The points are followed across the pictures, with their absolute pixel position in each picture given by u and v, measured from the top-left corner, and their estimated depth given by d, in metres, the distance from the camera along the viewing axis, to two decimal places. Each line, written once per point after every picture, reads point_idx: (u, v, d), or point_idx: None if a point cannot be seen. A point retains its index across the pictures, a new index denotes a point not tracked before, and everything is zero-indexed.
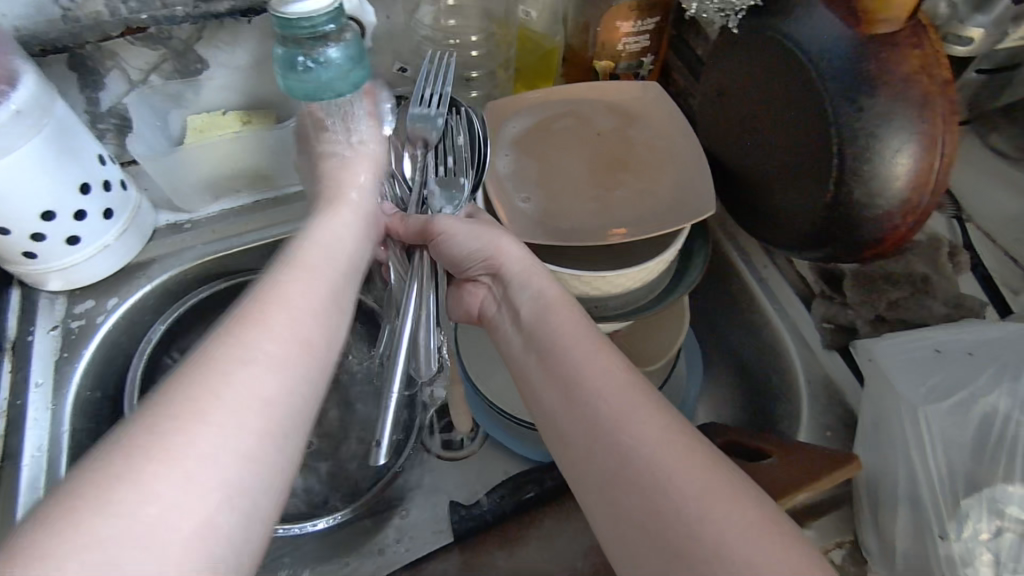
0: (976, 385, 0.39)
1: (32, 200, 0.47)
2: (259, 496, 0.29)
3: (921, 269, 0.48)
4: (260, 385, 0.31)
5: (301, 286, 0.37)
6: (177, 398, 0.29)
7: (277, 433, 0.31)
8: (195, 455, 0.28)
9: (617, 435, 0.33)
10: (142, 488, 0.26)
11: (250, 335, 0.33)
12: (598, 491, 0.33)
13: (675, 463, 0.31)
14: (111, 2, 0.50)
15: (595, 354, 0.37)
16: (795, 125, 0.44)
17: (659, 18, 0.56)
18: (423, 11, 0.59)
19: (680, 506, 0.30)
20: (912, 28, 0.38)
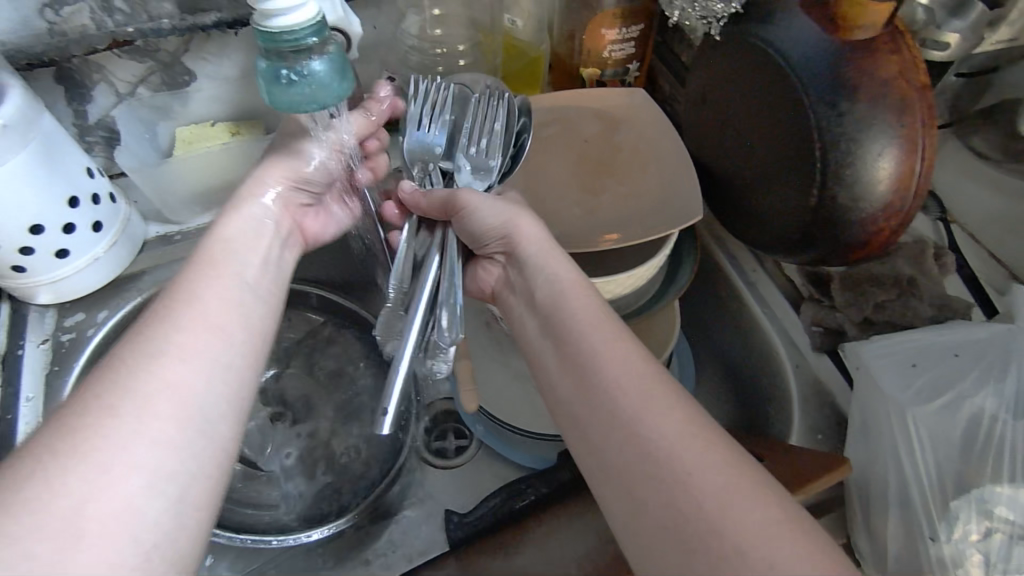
0: (963, 386, 0.40)
1: (18, 213, 0.47)
2: (184, 479, 0.31)
3: (906, 271, 0.49)
4: (181, 376, 0.33)
5: (213, 280, 0.38)
6: (98, 391, 0.31)
7: (196, 418, 0.32)
8: (127, 448, 0.30)
9: (630, 421, 0.34)
10: (56, 481, 0.28)
11: (156, 331, 0.34)
12: (610, 473, 0.34)
13: (695, 457, 0.31)
14: (97, 15, 0.50)
15: (612, 344, 0.37)
16: (776, 127, 0.44)
17: (644, 25, 0.57)
18: (410, 21, 0.59)
19: (700, 502, 0.30)
20: (888, 34, 0.39)
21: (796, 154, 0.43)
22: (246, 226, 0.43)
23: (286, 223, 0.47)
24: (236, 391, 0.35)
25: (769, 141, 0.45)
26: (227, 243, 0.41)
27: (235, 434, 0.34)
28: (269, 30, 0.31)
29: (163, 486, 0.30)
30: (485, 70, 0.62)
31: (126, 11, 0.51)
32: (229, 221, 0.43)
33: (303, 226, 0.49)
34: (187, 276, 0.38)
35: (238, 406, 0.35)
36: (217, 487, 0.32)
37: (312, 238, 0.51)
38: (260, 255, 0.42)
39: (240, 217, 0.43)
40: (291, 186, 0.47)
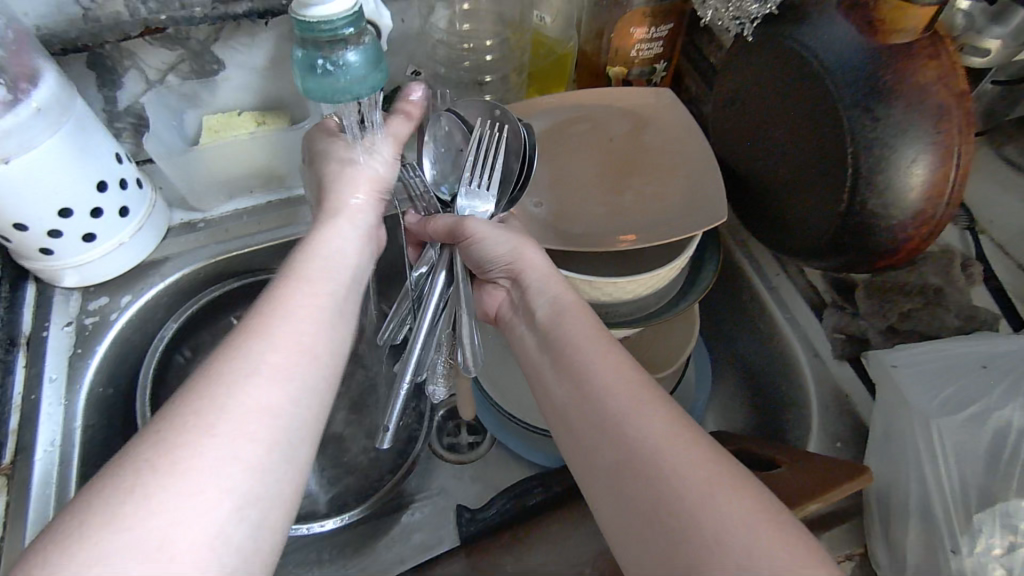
0: (989, 399, 0.39)
1: (48, 196, 0.48)
2: (271, 501, 0.30)
3: (933, 282, 0.48)
4: (268, 395, 0.32)
5: (304, 293, 0.38)
6: (191, 405, 0.31)
7: (284, 438, 0.32)
8: (219, 466, 0.29)
9: (623, 434, 0.32)
10: (150, 499, 0.27)
11: (253, 344, 0.34)
12: (604, 487, 0.32)
13: (682, 455, 0.30)
14: (131, 2, 0.51)
15: (603, 348, 0.36)
16: (809, 127, 0.43)
17: (673, 25, 0.57)
18: (438, 15, 0.59)
19: (683, 497, 0.29)
20: (926, 39, 0.38)
21: (831, 159, 0.42)
22: (330, 242, 0.43)
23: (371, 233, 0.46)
24: (315, 414, 0.34)
25: (803, 142, 0.44)
26: (318, 259, 0.41)
27: (310, 459, 0.33)
28: (304, 19, 0.31)
29: (248, 510, 0.29)
30: (511, 67, 0.62)
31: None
32: (318, 236, 0.43)
33: (378, 235, 0.48)
34: (277, 291, 0.38)
35: (315, 427, 0.34)
36: (293, 508, 0.32)
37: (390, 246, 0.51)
38: (347, 274, 0.41)
39: (327, 236, 0.43)
40: (372, 195, 0.47)
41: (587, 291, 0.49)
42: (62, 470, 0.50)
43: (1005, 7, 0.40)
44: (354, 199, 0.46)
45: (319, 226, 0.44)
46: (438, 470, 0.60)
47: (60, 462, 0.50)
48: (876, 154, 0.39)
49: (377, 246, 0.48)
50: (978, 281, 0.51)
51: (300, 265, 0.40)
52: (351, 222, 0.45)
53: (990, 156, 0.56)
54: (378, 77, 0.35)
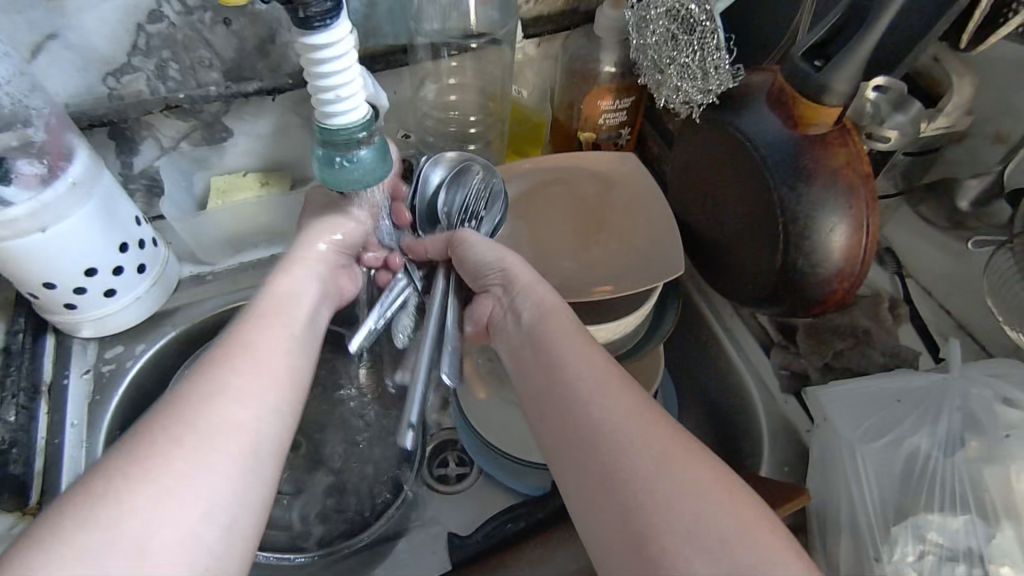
0: (902, 427, 0.46)
1: (77, 257, 0.53)
2: (241, 508, 0.35)
3: (863, 322, 0.56)
4: (238, 415, 0.37)
5: (265, 329, 0.43)
6: (162, 421, 0.36)
7: (252, 453, 0.37)
8: (186, 476, 0.34)
9: (587, 416, 0.38)
10: (127, 502, 0.32)
11: (220, 373, 0.39)
12: (569, 460, 0.38)
13: (639, 433, 0.36)
14: (152, 82, 0.57)
15: (573, 345, 0.42)
16: (744, 177, 0.51)
17: (635, 97, 0.64)
18: (426, 88, 0.66)
19: (638, 469, 0.35)
20: (837, 132, 0.46)
21: (762, 197, 0.49)
22: (292, 284, 0.49)
23: (329, 282, 0.52)
24: (281, 431, 0.39)
25: (743, 188, 0.52)
26: (280, 299, 0.47)
27: (277, 473, 0.38)
28: (328, 125, 0.38)
29: (216, 514, 0.34)
30: (496, 133, 0.69)
31: (178, 79, 0.58)
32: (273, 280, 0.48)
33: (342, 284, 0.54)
34: (248, 328, 0.43)
35: (282, 440, 0.39)
36: (262, 514, 0.36)
37: (348, 296, 0.56)
38: (305, 312, 0.47)
39: (288, 278, 0.49)
40: (338, 247, 0.54)
41: None
42: None
43: (903, 99, 0.49)
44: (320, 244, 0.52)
45: (289, 264, 0.50)
46: (430, 500, 0.65)
47: None
48: (800, 191, 0.46)
49: (340, 298, 0.54)
50: (904, 321, 0.59)
51: (260, 306, 0.46)
52: (312, 266, 0.51)
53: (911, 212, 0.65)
54: (384, 169, 0.42)
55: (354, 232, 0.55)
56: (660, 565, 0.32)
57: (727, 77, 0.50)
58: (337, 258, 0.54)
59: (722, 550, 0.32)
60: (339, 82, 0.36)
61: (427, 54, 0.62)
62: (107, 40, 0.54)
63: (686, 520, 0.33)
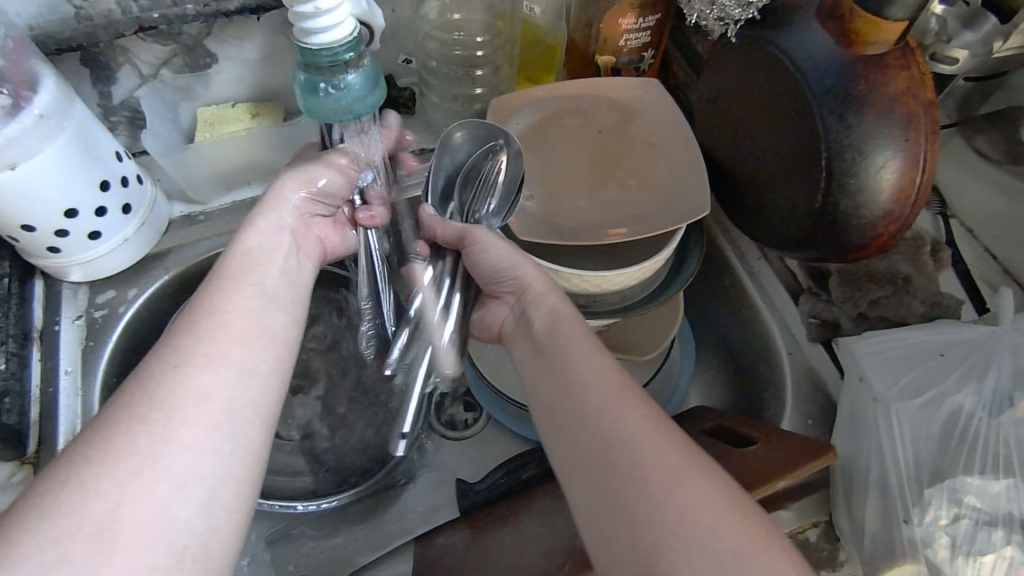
0: (944, 385, 0.43)
1: (54, 198, 0.49)
2: (221, 485, 0.33)
3: (903, 269, 0.52)
4: (207, 384, 0.35)
5: (230, 290, 0.39)
6: (123, 401, 0.33)
7: (226, 424, 0.34)
8: (157, 454, 0.32)
9: (598, 423, 0.35)
10: (89, 489, 0.30)
11: (183, 343, 0.36)
12: (577, 471, 0.35)
13: (656, 445, 0.33)
14: (123, 0, 0.51)
15: (586, 353, 0.39)
16: (783, 120, 0.46)
17: (660, 15, 0.57)
18: (428, 6, 0.60)
19: (652, 485, 0.32)
20: (899, 50, 0.40)
21: (803, 142, 0.44)
22: (260, 240, 0.43)
23: (303, 234, 0.47)
24: (261, 397, 0.37)
25: (781, 133, 0.46)
26: (243, 254, 0.42)
27: (262, 439, 0.36)
28: (310, 47, 0.33)
29: (192, 490, 0.32)
30: (505, 57, 0.62)
31: None
32: (239, 235, 0.43)
33: (325, 238, 0.50)
34: (210, 290, 0.39)
35: (263, 408, 0.36)
36: (246, 489, 0.34)
37: (332, 249, 0.51)
38: (275, 270, 0.43)
39: (254, 233, 0.44)
40: (310, 200, 0.48)
41: (579, 284, 0.52)
42: None
43: (977, 13, 0.43)
44: (297, 194, 0.46)
45: (252, 221, 0.44)
46: (437, 447, 0.64)
47: None
48: (856, 139, 0.41)
49: (321, 251, 0.49)
50: (946, 266, 0.54)
51: (224, 264, 0.41)
52: (279, 216, 0.46)
53: None
54: (376, 96, 0.37)
55: (334, 182, 0.48)
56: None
57: None
58: (317, 207, 0.49)
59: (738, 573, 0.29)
60: None
61: None
62: None
63: (704, 538, 0.30)
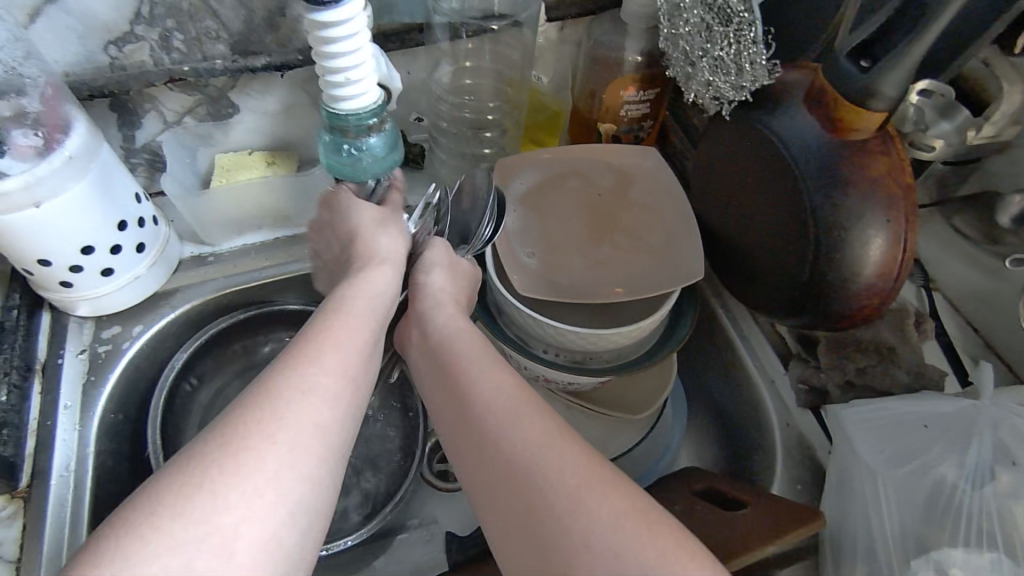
0: (929, 455, 0.44)
1: (73, 236, 0.51)
2: (319, 511, 0.33)
3: (889, 339, 0.54)
4: (327, 414, 0.35)
5: (351, 324, 0.40)
6: (251, 413, 0.34)
7: (333, 454, 0.35)
8: (278, 477, 0.32)
9: (518, 473, 0.35)
10: (218, 501, 0.30)
11: (306, 367, 0.36)
12: (511, 521, 0.34)
13: (563, 475, 0.34)
14: (156, 53, 0.54)
15: (489, 382, 0.40)
16: (772, 202, 0.49)
17: (659, 89, 0.61)
18: (442, 70, 0.63)
19: (554, 501, 0.33)
20: (879, 136, 0.43)
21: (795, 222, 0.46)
22: (380, 287, 0.45)
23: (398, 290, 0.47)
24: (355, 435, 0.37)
25: (773, 205, 0.48)
26: (362, 297, 0.43)
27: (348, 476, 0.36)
28: (337, 111, 0.39)
29: (300, 515, 0.32)
30: (512, 121, 0.66)
31: (183, 51, 0.55)
32: (365, 281, 0.44)
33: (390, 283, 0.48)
34: (326, 322, 0.40)
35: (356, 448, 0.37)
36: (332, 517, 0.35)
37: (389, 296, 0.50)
38: (386, 317, 0.44)
39: (373, 277, 0.45)
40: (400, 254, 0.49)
41: (576, 341, 0.53)
42: (77, 494, 0.52)
43: (950, 105, 0.48)
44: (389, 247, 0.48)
45: (368, 265, 0.46)
46: (428, 498, 0.64)
47: (74, 486, 0.53)
48: (839, 203, 0.43)
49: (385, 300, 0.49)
50: (930, 337, 0.56)
51: (344, 302, 0.42)
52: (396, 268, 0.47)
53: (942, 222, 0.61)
54: (392, 157, 0.44)
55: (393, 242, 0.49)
56: None
57: (763, 72, 0.47)
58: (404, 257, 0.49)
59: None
60: (346, 66, 0.37)
61: (446, 34, 0.59)
62: (108, 7, 0.51)
63: None
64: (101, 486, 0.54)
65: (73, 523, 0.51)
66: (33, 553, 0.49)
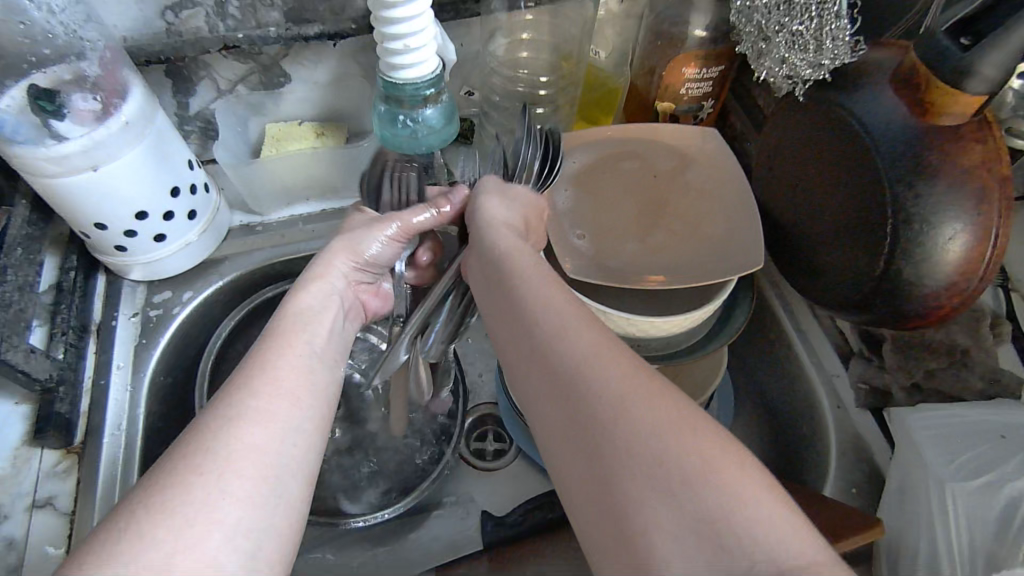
0: (1006, 469, 0.41)
1: (128, 201, 0.51)
2: (265, 540, 0.32)
3: (962, 342, 0.50)
4: (258, 437, 0.34)
5: (283, 349, 0.39)
6: (179, 450, 0.32)
7: (275, 475, 0.33)
8: (211, 504, 0.31)
9: (565, 380, 0.32)
10: (145, 535, 0.29)
11: (233, 398, 0.35)
12: (560, 432, 0.32)
13: (614, 382, 0.31)
14: (211, 19, 0.54)
15: (545, 291, 0.37)
16: (846, 145, 0.45)
17: (724, 67, 0.57)
18: (496, 43, 0.61)
19: (602, 411, 0.30)
20: (976, 122, 0.40)
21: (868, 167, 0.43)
22: (310, 302, 0.44)
23: (348, 297, 0.48)
24: (304, 455, 0.35)
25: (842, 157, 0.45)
26: (295, 320, 0.42)
27: (303, 495, 0.35)
28: (394, 80, 0.38)
29: (242, 540, 0.31)
30: (566, 99, 0.64)
31: (237, 18, 0.54)
32: (295, 297, 0.44)
33: (365, 302, 0.52)
34: (261, 349, 0.39)
35: (307, 467, 0.35)
36: (287, 545, 0.33)
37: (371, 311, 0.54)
38: (326, 329, 0.43)
39: (308, 295, 0.45)
40: (358, 267, 0.49)
41: (626, 327, 0.52)
42: (127, 451, 0.54)
43: None
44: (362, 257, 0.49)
45: (336, 272, 0.47)
46: (467, 477, 0.63)
47: (125, 445, 0.54)
48: (920, 193, 0.40)
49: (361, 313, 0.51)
50: (1007, 341, 0.52)
51: (277, 327, 0.41)
52: (333, 282, 0.47)
53: None
54: (448, 131, 0.43)
55: (382, 253, 0.50)
56: (626, 517, 0.28)
57: (845, 51, 0.43)
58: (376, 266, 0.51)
59: (693, 491, 0.27)
60: (406, 31, 0.36)
61: (501, 5, 0.58)
62: None
63: (698, 503, 0.27)
64: (149, 446, 0.56)
65: (123, 479, 0.53)
66: (85, 507, 0.51)
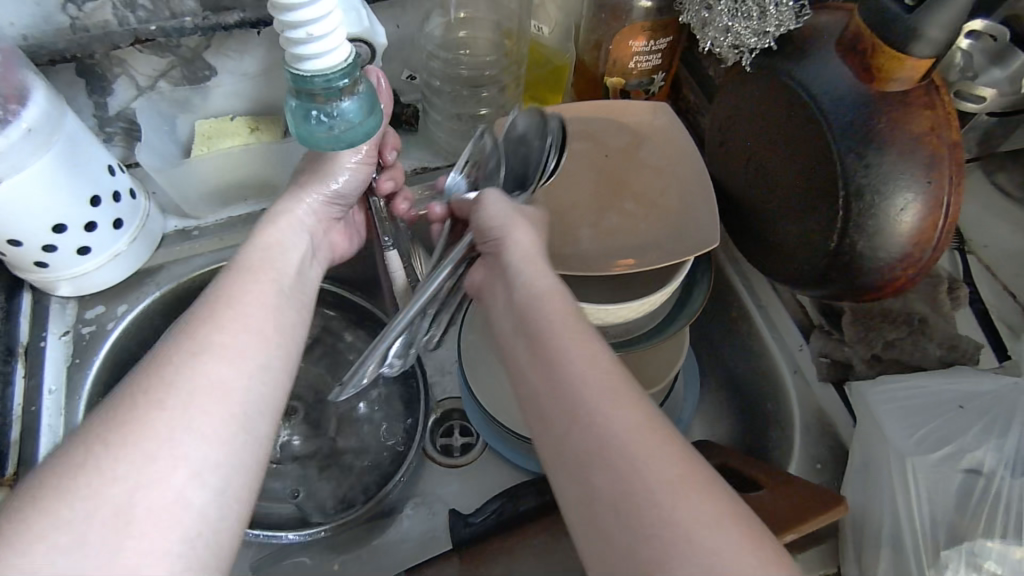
0: (964, 440, 0.41)
1: (42, 214, 0.48)
2: (234, 468, 0.32)
3: (920, 310, 0.50)
4: (227, 373, 0.33)
5: (251, 282, 0.39)
6: (142, 382, 0.32)
7: (243, 412, 0.33)
8: (175, 438, 0.30)
9: (608, 454, 0.31)
10: (107, 469, 0.29)
11: (201, 332, 0.34)
12: (592, 504, 0.31)
13: (654, 463, 0.30)
14: (119, 11, 0.50)
15: (581, 344, 0.36)
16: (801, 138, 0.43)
17: (673, 38, 0.55)
18: (433, 23, 0.58)
19: (649, 496, 0.30)
20: (924, 87, 0.38)
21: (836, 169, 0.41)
22: (278, 235, 0.44)
23: (318, 235, 0.48)
24: (274, 390, 0.35)
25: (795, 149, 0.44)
26: (265, 252, 0.42)
27: (271, 431, 0.34)
28: (301, 73, 0.35)
29: (208, 477, 0.31)
30: (511, 78, 0.61)
31: (148, 8, 0.50)
32: (263, 232, 0.44)
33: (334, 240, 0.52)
34: (227, 279, 0.38)
35: (275, 402, 0.35)
36: (257, 479, 0.33)
37: (341, 252, 0.53)
38: (294, 268, 0.42)
39: (275, 232, 0.44)
40: (326, 201, 0.49)
41: None
42: None
43: (1005, 49, 0.42)
44: (316, 194, 0.48)
45: (296, 203, 0.47)
46: (432, 474, 0.61)
47: None
48: (880, 158, 0.38)
49: (330, 253, 0.51)
50: (964, 305, 0.52)
51: (245, 260, 0.41)
52: (301, 219, 0.47)
53: (984, 182, 0.56)
54: (371, 123, 0.40)
55: (349, 183, 0.50)
56: None
57: (789, 16, 0.42)
58: (338, 201, 0.50)
59: None
60: (308, 18, 0.33)
61: None
62: None
63: None
64: None
65: None
66: None
